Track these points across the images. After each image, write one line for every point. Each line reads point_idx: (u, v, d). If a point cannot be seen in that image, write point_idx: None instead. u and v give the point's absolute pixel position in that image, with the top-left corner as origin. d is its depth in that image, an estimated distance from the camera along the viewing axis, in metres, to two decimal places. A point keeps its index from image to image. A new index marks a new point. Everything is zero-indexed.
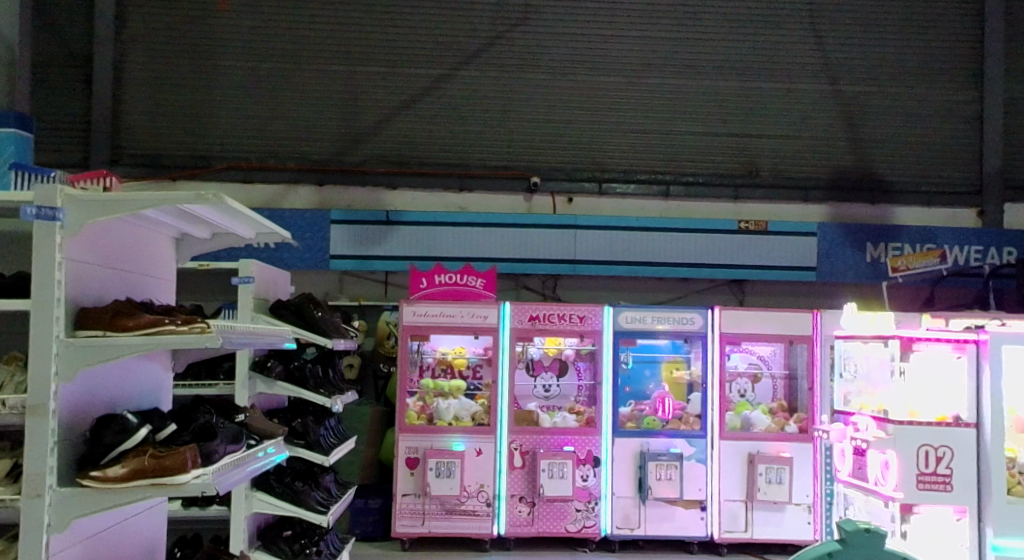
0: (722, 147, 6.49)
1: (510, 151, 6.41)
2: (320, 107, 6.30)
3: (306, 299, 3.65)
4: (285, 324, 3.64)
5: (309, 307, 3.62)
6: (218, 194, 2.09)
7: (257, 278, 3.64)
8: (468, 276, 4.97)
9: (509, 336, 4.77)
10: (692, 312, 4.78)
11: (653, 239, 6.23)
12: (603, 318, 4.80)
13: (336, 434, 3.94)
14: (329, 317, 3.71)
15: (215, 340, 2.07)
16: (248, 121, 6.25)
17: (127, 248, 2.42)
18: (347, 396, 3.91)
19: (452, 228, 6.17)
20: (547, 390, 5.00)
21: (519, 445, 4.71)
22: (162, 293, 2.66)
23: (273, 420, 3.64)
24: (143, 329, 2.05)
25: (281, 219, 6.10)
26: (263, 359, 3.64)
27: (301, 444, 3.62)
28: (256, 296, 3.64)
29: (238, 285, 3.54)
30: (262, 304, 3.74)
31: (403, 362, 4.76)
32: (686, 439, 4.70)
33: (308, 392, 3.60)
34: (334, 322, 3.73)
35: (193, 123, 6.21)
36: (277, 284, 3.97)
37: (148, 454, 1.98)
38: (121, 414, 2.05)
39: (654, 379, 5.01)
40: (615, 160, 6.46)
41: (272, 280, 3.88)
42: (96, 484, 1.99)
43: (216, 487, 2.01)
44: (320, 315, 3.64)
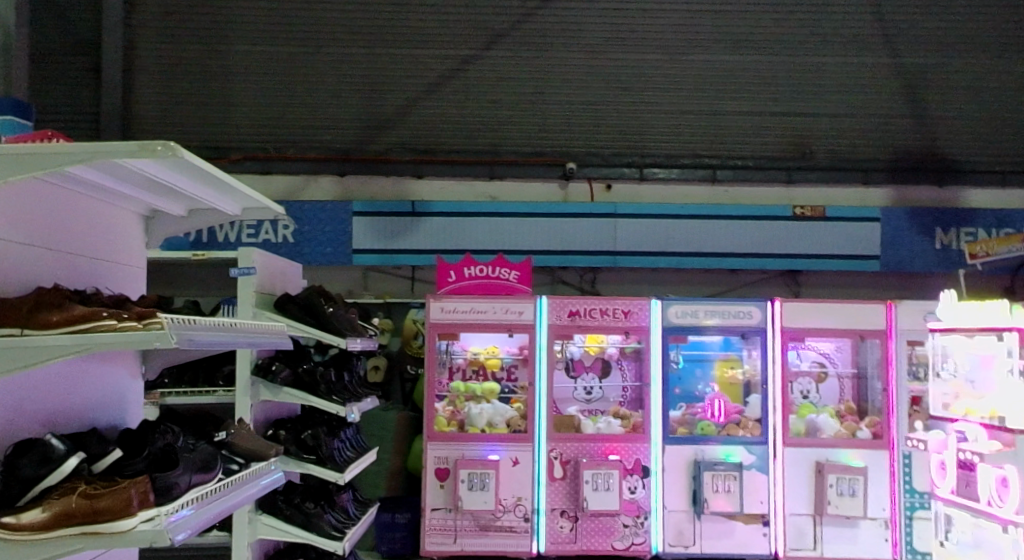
0: (773, 127, 5.98)
1: (543, 136, 5.98)
2: (342, 94, 5.93)
3: (315, 293, 3.26)
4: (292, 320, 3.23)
5: (320, 302, 3.24)
6: (167, 144, 1.78)
7: (260, 269, 3.28)
8: (500, 268, 4.54)
9: (547, 334, 4.33)
10: (749, 306, 4.30)
11: (699, 228, 5.76)
12: (650, 312, 4.33)
13: (353, 448, 3.56)
14: (341, 314, 3.34)
15: (167, 340, 1.75)
16: (263, 110, 5.91)
17: (56, 227, 2.17)
18: (364, 403, 3.53)
19: (481, 219, 5.78)
20: (588, 392, 4.57)
21: (559, 454, 4.27)
22: (110, 278, 2.42)
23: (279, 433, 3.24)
24: (72, 325, 1.75)
25: (300, 212, 5.76)
26: (267, 363, 3.26)
27: (311, 460, 3.21)
28: (260, 290, 3.28)
29: (238, 277, 3.19)
30: (268, 300, 3.37)
31: (430, 364, 4.34)
32: (746, 446, 4.22)
33: (320, 400, 3.22)
34: (347, 320, 3.36)
35: (205, 113, 5.88)
36: (285, 276, 3.60)
37: (79, 493, 1.72)
38: (45, 441, 1.80)
39: (707, 376, 4.54)
40: (657, 144, 6.00)
41: (279, 273, 3.51)
42: (6, 535, 1.68)
43: (170, 534, 1.76)
44: (333, 312, 3.27)
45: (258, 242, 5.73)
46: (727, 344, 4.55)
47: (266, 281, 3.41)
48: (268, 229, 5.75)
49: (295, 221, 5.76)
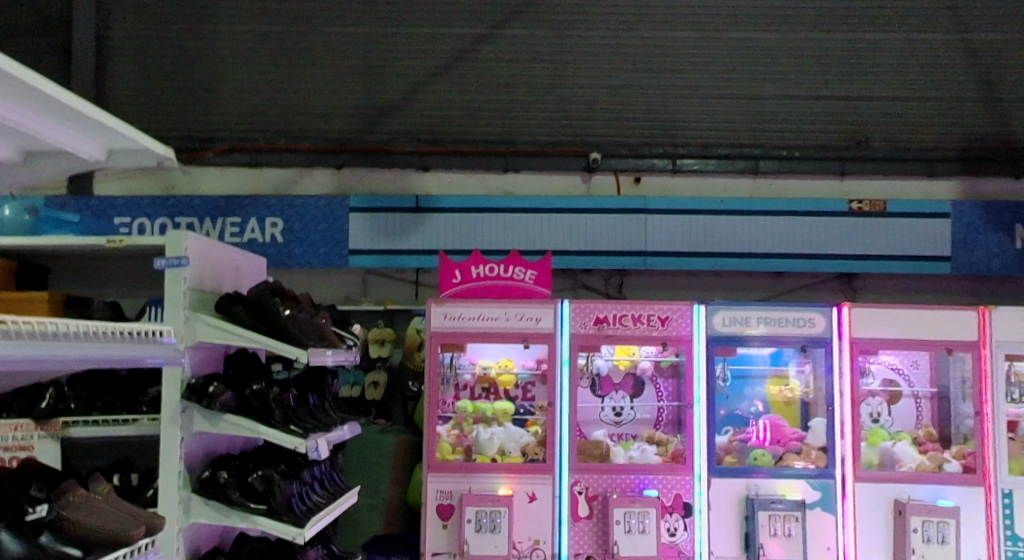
0: (823, 115, 5.23)
1: (563, 123, 5.33)
2: (339, 77, 5.30)
3: (265, 292, 2.86)
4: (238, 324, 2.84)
5: (272, 303, 2.85)
6: None
7: (194, 258, 2.89)
8: (514, 268, 3.84)
9: (569, 346, 3.68)
10: (811, 312, 3.60)
11: (741, 225, 5.08)
12: (692, 319, 3.65)
13: (318, 493, 3.15)
14: (304, 317, 2.95)
15: None
16: (250, 95, 5.30)
17: None
18: (335, 434, 3.11)
19: (494, 216, 5.14)
20: (618, 412, 3.92)
21: (584, 489, 3.60)
22: None
23: (222, 473, 2.82)
24: None
25: (291, 208, 5.17)
26: (204, 383, 2.79)
27: (262, 510, 2.81)
28: (194, 286, 2.89)
29: (168, 269, 2.80)
30: (206, 298, 2.99)
31: (432, 380, 3.69)
32: (810, 481, 3.50)
33: (272, 429, 2.79)
34: (311, 324, 2.97)
35: (186, 99, 5.31)
36: (227, 273, 3.21)
37: None
38: None
39: (758, 394, 3.83)
40: (691, 131, 5.31)
41: (219, 267, 3.12)
42: None
43: None
44: (291, 314, 2.89)
45: (242, 242, 5.14)
46: (780, 356, 3.85)
47: (213, 276, 3.05)
48: (255, 227, 5.16)
49: (285, 219, 5.17)
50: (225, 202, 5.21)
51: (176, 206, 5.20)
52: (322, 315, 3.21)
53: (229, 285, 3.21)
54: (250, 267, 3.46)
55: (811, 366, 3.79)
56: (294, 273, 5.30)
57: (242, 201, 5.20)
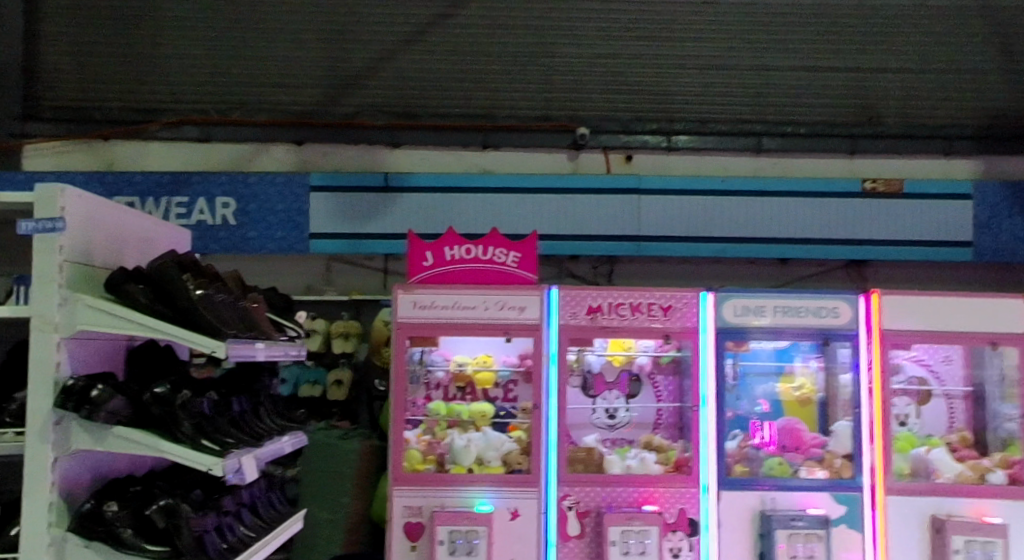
0: (835, 88, 4.76)
1: (547, 97, 4.81)
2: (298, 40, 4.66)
3: (169, 268, 2.38)
4: (136, 310, 2.37)
5: (178, 282, 2.37)
6: None
7: (73, 226, 2.43)
8: (494, 249, 3.32)
9: (558, 340, 3.21)
10: (836, 300, 3.16)
11: (743, 207, 4.66)
12: (699, 309, 3.20)
13: (245, 523, 2.70)
14: (217, 298, 2.48)
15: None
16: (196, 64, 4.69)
17: None
18: (268, 451, 2.61)
19: (471, 196, 4.65)
20: (612, 415, 3.45)
21: (575, 503, 3.13)
22: None
23: (110, 506, 2.36)
24: None
25: (244, 186, 4.64)
26: (86, 387, 2.30)
27: (164, 552, 2.35)
28: (73, 259, 2.43)
29: (36, 237, 2.34)
30: (91, 275, 2.54)
31: (399, 378, 3.20)
32: (833, 493, 3.06)
33: (177, 447, 2.29)
34: (229, 306, 2.52)
35: (125, 64, 4.69)
36: (122, 244, 2.75)
37: None
38: None
39: (769, 392, 3.39)
40: (689, 106, 4.83)
41: (111, 237, 2.67)
42: None
43: None
44: (200, 296, 2.41)
45: (190, 224, 4.60)
46: (797, 350, 3.40)
47: (106, 246, 2.64)
48: (204, 208, 4.62)
49: (238, 198, 4.64)
50: (170, 180, 4.66)
51: (115, 183, 4.65)
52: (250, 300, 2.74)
53: (132, 259, 2.84)
54: (165, 246, 3.12)
55: (823, 363, 3.39)
56: (249, 261, 4.77)
57: (190, 179, 4.66)
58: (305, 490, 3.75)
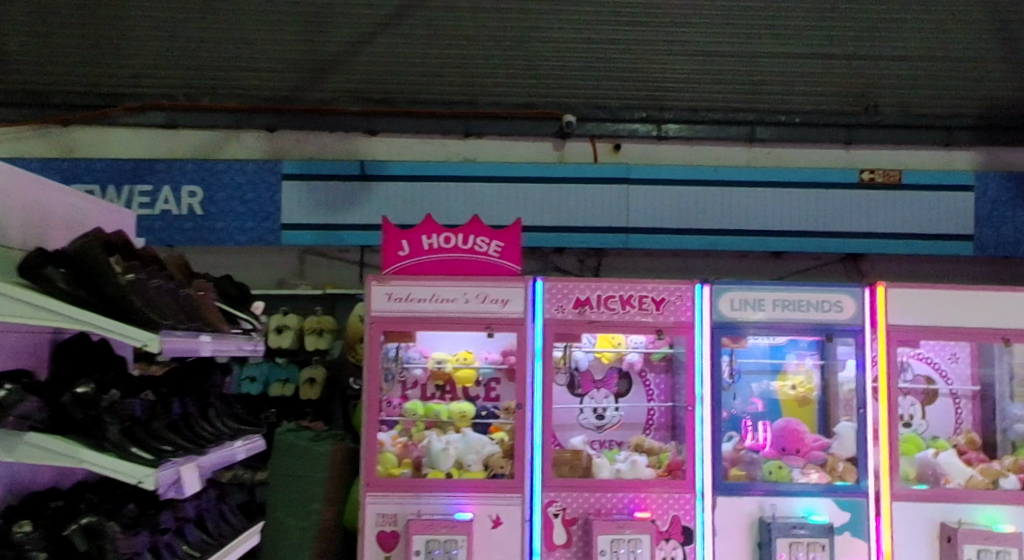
0: (837, 82, 4.44)
1: (532, 87, 4.48)
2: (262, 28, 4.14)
3: (97, 247, 2.03)
4: (54, 295, 1.99)
5: (107, 263, 2.02)
6: None
7: None
8: (473, 238, 3.09)
9: (543, 335, 3.00)
10: (838, 293, 2.97)
11: (736, 199, 4.48)
12: (694, 302, 3.01)
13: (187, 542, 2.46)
14: (155, 284, 2.17)
15: None
16: (154, 48, 4.18)
17: None
18: (213, 459, 2.33)
19: (453, 185, 4.44)
20: (600, 415, 3.27)
21: (561, 510, 2.92)
22: None
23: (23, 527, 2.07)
24: None
25: (211, 174, 4.39)
26: None
27: None
28: None
29: None
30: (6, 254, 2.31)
31: (372, 375, 2.98)
32: (835, 499, 2.87)
33: (100, 457, 1.94)
34: (167, 293, 2.22)
35: (70, 54, 4.19)
36: (46, 221, 2.52)
37: None
38: None
39: (761, 391, 3.21)
40: (681, 95, 4.56)
41: (31, 212, 2.44)
42: None
43: None
44: (131, 278, 2.06)
45: (154, 214, 4.37)
46: (796, 347, 3.23)
47: (25, 223, 2.41)
48: (169, 197, 4.38)
49: (205, 187, 4.40)
50: (133, 167, 4.42)
51: (74, 170, 4.42)
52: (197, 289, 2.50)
53: (59, 238, 2.60)
54: (101, 223, 2.87)
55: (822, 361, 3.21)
56: (218, 252, 4.53)
57: (154, 166, 4.43)
58: (274, 494, 3.54)
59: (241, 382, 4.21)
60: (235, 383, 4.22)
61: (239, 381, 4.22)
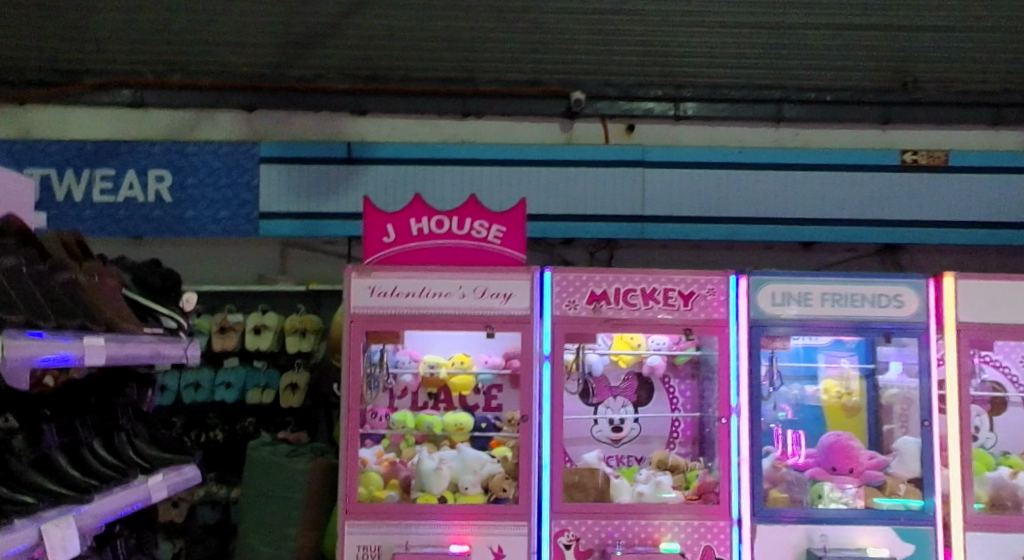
0: (880, 64, 3.97)
1: (537, 63, 3.99)
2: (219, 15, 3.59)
3: None
4: None
5: None
6: None
7: None
8: (469, 222, 2.66)
9: (552, 335, 2.57)
10: (897, 286, 2.55)
11: (763, 185, 4.05)
12: (730, 297, 2.59)
13: None
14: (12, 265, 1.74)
15: None
16: (113, 30, 3.67)
17: None
18: (109, 502, 1.89)
19: (451, 170, 4.02)
20: (616, 427, 2.87)
21: (574, 541, 2.51)
22: None
23: None
24: None
25: (181, 157, 3.97)
26: None
27: None
28: None
29: None
30: None
31: (351, 382, 2.54)
32: (897, 528, 2.47)
33: None
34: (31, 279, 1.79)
35: (16, 30, 3.67)
36: None
37: None
38: None
39: (799, 397, 2.82)
40: (700, 75, 4.09)
41: None
42: None
43: None
44: None
45: (117, 202, 3.94)
46: (842, 347, 2.84)
47: None
48: (133, 183, 3.96)
49: (174, 171, 3.98)
50: (94, 149, 3.99)
51: (27, 154, 3.97)
52: (89, 278, 2.05)
53: None
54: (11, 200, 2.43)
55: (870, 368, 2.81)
56: (190, 244, 4.10)
57: (116, 148, 3.99)
58: (245, 517, 3.12)
59: (214, 390, 3.76)
60: (208, 391, 3.77)
61: (213, 388, 3.78)
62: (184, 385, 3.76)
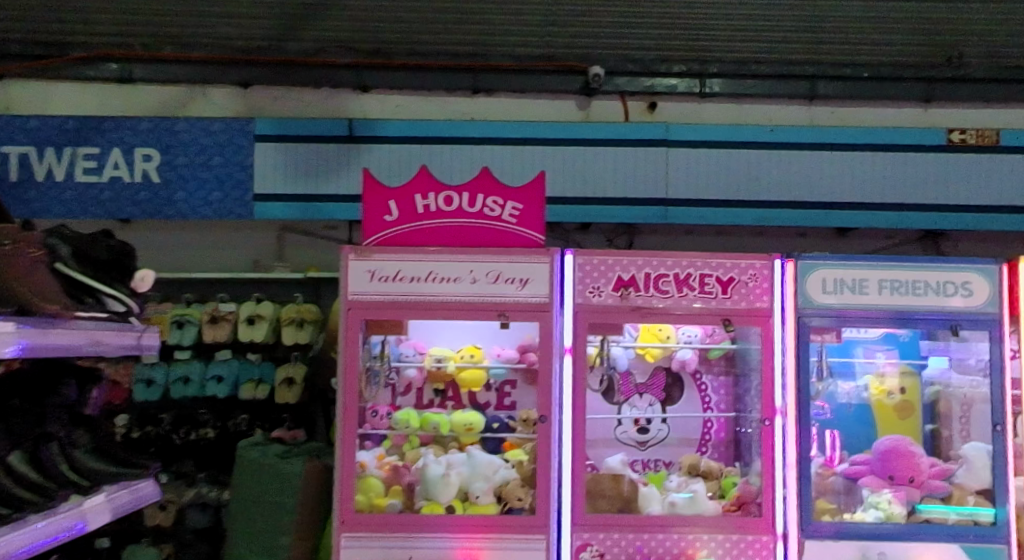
0: (926, 40, 3.64)
1: (554, 36, 3.69)
2: None
3: None
4: None
5: None
6: None
7: None
8: (481, 198, 2.37)
9: (574, 326, 2.31)
10: (962, 273, 2.35)
11: (796, 166, 3.76)
12: (776, 283, 2.34)
13: None
14: None
15: None
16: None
17: None
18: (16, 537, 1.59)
19: (461, 148, 3.75)
20: (642, 428, 2.59)
21: (597, 556, 2.26)
22: None
23: None
24: None
25: (170, 135, 3.70)
26: None
27: None
28: None
29: None
30: None
31: (349, 376, 2.28)
32: (965, 545, 2.31)
33: None
34: None
35: None
36: None
37: None
38: None
39: (844, 395, 2.59)
40: (729, 50, 3.78)
41: None
42: None
43: None
44: None
45: (101, 182, 3.68)
46: (886, 340, 2.62)
47: None
48: (119, 162, 3.69)
49: (162, 150, 3.70)
50: (75, 126, 3.71)
51: (4, 130, 3.70)
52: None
53: None
54: None
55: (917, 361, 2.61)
56: (180, 228, 3.84)
57: (99, 125, 3.72)
58: (234, 522, 2.87)
59: (205, 384, 3.50)
60: (198, 385, 3.49)
61: (203, 382, 3.51)
62: (173, 379, 3.49)
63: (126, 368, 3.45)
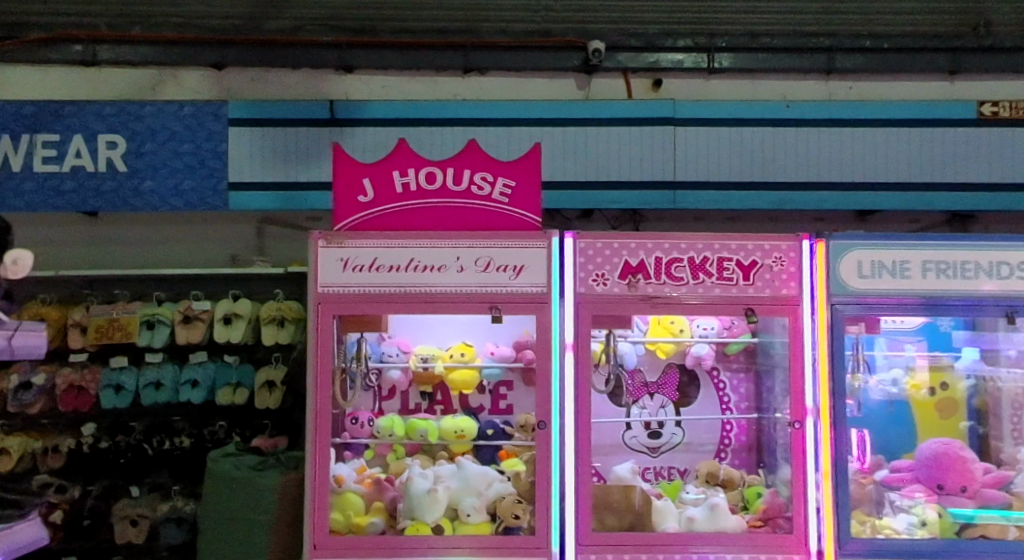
0: (954, 7, 3.35)
1: (549, 10, 3.41)
2: None
3: None
4: None
5: None
6: None
7: None
8: (468, 175, 2.12)
9: (576, 319, 2.05)
10: (1015, 251, 2.10)
11: (814, 144, 3.48)
12: (805, 267, 2.09)
13: None
14: None
15: None
16: None
17: None
18: None
19: (454, 131, 3.47)
20: (654, 432, 2.32)
21: None
22: None
23: None
24: None
25: (136, 120, 3.43)
26: None
27: None
28: None
29: None
30: None
31: (321, 380, 2.02)
32: None
33: None
34: None
35: None
36: None
37: None
38: None
39: (880, 394, 2.34)
40: (739, 21, 3.49)
41: None
42: None
43: None
44: None
45: (62, 172, 3.41)
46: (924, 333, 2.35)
47: None
48: (81, 150, 3.42)
49: (128, 136, 3.43)
50: (34, 111, 3.44)
51: None
52: None
53: None
54: None
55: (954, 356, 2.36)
56: (150, 221, 3.57)
57: (60, 109, 3.45)
58: (204, 542, 2.61)
59: (179, 389, 3.24)
60: (170, 391, 3.24)
61: (177, 388, 3.25)
62: (144, 385, 3.23)
63: (93, 374, 3.26)
